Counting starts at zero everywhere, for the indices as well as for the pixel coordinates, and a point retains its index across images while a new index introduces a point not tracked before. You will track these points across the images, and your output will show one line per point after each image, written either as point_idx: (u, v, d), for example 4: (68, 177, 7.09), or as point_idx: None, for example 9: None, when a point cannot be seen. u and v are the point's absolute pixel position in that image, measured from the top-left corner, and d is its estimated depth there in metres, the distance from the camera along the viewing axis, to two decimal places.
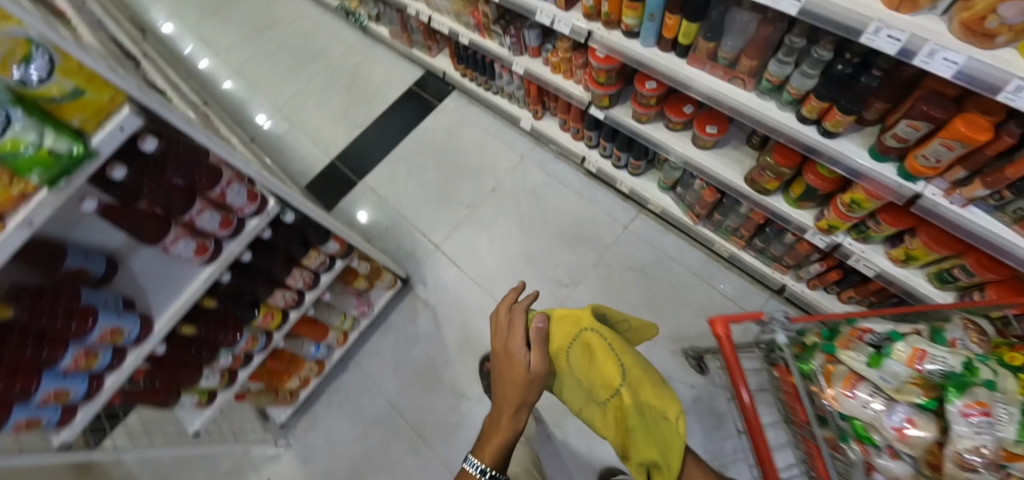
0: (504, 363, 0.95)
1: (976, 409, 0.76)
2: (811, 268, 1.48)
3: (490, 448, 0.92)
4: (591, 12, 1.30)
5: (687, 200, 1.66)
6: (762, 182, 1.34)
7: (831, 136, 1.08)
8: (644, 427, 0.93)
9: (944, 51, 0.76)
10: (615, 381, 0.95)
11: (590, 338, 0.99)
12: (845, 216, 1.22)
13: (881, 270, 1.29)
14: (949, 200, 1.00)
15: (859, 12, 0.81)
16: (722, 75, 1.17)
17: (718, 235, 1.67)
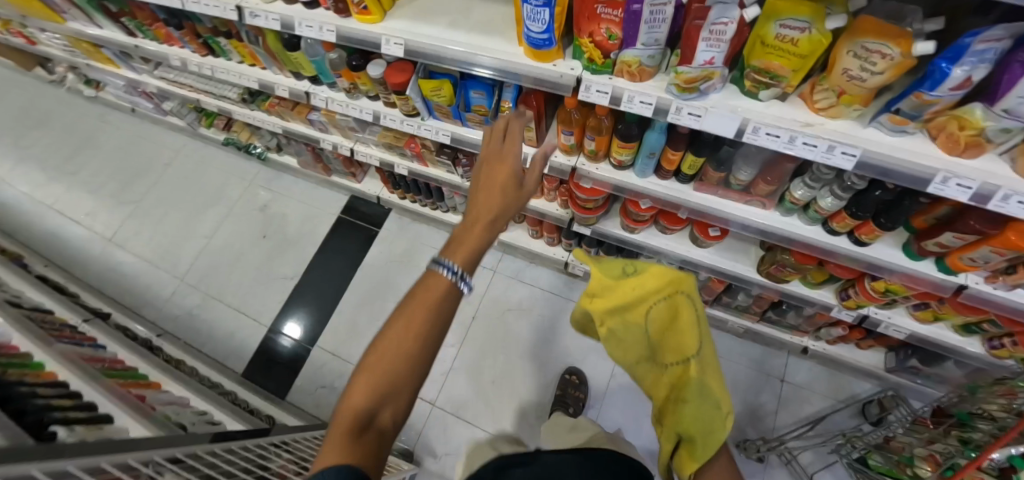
0: (492, 166, 0.77)
1: None
2: (832, 332, 1.46)
3: (462, 247, 0.67)
4: (571, 149, 1.13)
5: None
6: (782, 275, 1.27)
7: (864, 244, 1.03)
8: (701, 405, 0.82)
9: (1019, 195, 0.71)
10: (691, 349, 0.86)
11: (680, 301, 0.90)
12: (876, 298, 1.17)
13: (911, 332, 1.28)
14: (993, 286, 0.98)
15: (920, 162, 0.74)
16: (736, 196, 1.07)
17: (731, 314, 1.59)
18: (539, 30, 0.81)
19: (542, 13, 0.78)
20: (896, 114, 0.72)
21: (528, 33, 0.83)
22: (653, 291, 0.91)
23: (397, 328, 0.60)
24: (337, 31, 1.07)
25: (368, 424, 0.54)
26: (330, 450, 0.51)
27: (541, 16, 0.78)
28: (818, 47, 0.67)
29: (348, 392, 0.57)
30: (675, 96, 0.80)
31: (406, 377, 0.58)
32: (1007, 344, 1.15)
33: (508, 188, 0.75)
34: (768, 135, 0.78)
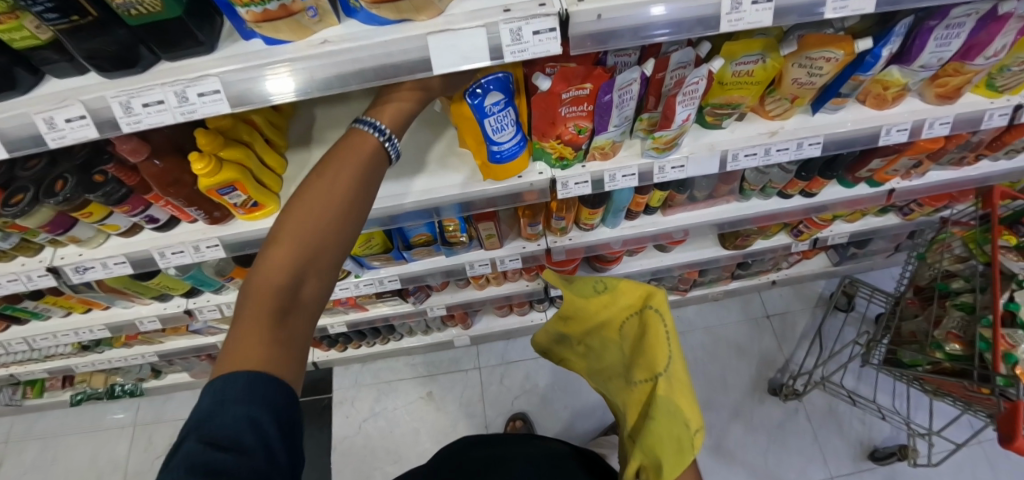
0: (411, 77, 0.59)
1: None
2: (789, 262, 1.57)
3: (396, 108, 0.57)
4: (537, 234, 1.04)
5: (667, 285, 1.55)
6: (748, 242, 1.31)
7: (811, 195, 1.12)
8: (665, 419, 0.65)
9: (938, 119, 0.83)
10: (659, 363, 0.68)
11: (648, 316, 0.73)
12: (822, 225, 1.28)
13: (848, 233, 1.37)
14: (911, 179, 1.12)
15: (867, 125, 0.81)
16: (703, 204, 1.09)
17: (706, 288, 1.64)
18: (509, 138, 0.71)
19: (507, 115, 0.67)
20: (837, 97, 0.78)
21: (498, 150, 0.72)
22: (626, 307, 0.79)
23: (316, 185, 0.48)
24: (223, 241, 0.84)
25: (292, 300, 0.43)
26: (245, 336, 0.40)
27: (507, 121, 0.68)
28: (771, 73, 0.69)
29: (262, 258, 0.44)
30: (655, 159, 0.77)
31: (330, 247, 0.47)
32: (915, 208, 1.29)
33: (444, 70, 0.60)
34: (748, 157, 0.80)
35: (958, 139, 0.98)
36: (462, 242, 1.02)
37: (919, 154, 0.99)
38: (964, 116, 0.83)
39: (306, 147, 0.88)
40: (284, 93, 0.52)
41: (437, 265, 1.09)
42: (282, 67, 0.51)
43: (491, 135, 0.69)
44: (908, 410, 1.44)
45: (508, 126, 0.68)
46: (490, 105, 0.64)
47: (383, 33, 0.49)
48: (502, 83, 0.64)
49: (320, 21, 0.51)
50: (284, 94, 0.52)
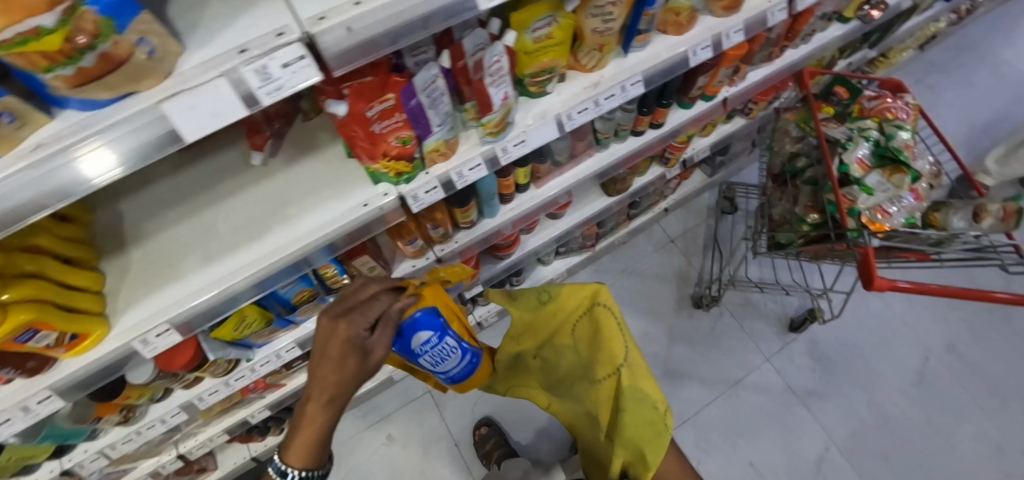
0: (327, 354, 0.66)
1: (914, 194, 1.07)
2: (672, 186, 1.60)
3: (309, 420, 0.67)
4: (421, 250, 1.00)
5: (574, 247, 1.56)
6: (626, 184, 1.37)
7: (659, 126, 1.17)
8: (636, 406, 0.82)
9: (731, 29, 0.90)
10: (620, 358, 0.84)
11: (599, 315, 0.88)
12: (683, 147, 1.35)
13: (707, 146, 1.48)
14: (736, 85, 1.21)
15: (674, 52, 0.86)
16: (568, 166, 1.11)
17: (611, 236, 1.64)
18: (453, 362, 0.88)
19: (443, 347, 0.84)
20: (640, 34, 0.82)
21: (448, 375, 0.89)
22: (575, 310, 0.93)
23: None
24: (56, 390, 0.69)
25: None
26: None
27: (446, 350, 0.85)
28: (568, 29, 0.71)
29: None
30: (494, 143, 0.76)
31: None
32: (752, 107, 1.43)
33: (352, 363, 0.67)
34: (581, 113, 0.81)
35: (758, 39, 1.08)
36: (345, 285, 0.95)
37: (731, 62, 1.08)
38: (750, 19, 0.91)
39: (124, 251, 0.76)
40: (104, 172, 0.44)
41: None
42: (83, 146, 0.43)
43: (436, 367, 0.86)
44: (807, 279, 1.61)
45: (448, 356, 0.85)
46: (423, 347, 0.81)
47: (108, 116, 0.42)
48: (427, 323, 0.79)
49: (23, 124, 0.42)
50: (58, 197, 0.44)
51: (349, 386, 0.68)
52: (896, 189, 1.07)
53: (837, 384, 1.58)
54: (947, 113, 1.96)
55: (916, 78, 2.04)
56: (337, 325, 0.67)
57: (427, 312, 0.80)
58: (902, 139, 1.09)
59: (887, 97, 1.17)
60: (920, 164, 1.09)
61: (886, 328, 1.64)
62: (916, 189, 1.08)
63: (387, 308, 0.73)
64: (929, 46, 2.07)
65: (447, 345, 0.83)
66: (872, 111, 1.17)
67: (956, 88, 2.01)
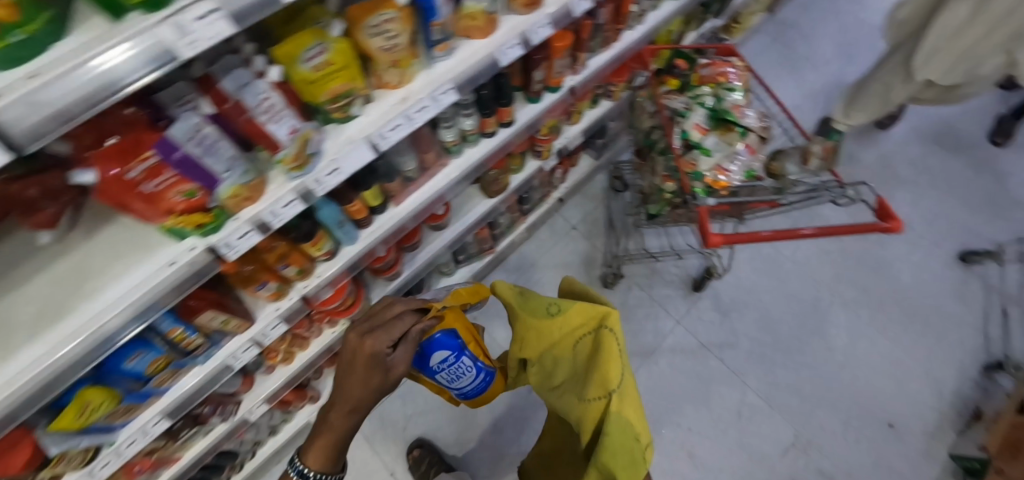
0: (356, 360, 0.85)
1: (746, 148, 1.12)
2: (558, 175, 1.63)
3: (333, 423, 0.87)
4: (279, 291, 0.97)
5: (474, 253, 1.56)
6: (502, 183, 1.38)
7: (511, 123, 1.18)
8: (617, 433, 0.72)
9: (536, 24, 0.92)
10: (613, 380, 0.76)
11: (605, 336, 0.82)
12: (549, 138, 1.38)
13: (579, 132, 1.52)
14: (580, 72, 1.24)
15: (480, 56, 0.88)
16: (425, 179, 1.09)
17: (510, 235, 1.65)
18: (467, 379, 1.11)
19: (458, 364, 1.07)
20: (438, 44, 0.82)
21: (462, 389, 1.14)
22: (579, 327, 0.88)
23: None
24: None
25: None
26: None
27: (461, 367, 1.08)
28: (346, 52, 0.70)
29: None
30: (302, 177, 0.75)
31: None
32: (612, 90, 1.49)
33: (374, 377, 0.85)
34: (393, 130, 0.81)
35: (585, 26, 1.12)
36: (202, 345, 0.90)
37: (560, 52, 1.10)
38: (554, 12, 0.94)
39: None
40: None
41: (199, 377, 0.97)
42: None
43: (451, 381, 1.11)
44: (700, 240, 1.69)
45: (463, 373, 1.09)
46: (440, 360, 1.05)
47: None
48: (446, 341, 1.03)
49: None
50: None
51: (372, 393, 0.86)
52: (730, 147, 1.12)
53: (743, 330, 1.68)
54: (803, 65, 2.14)
55: (772, 37, 2.20)
56: (363, 343, 0.85)
57: (448, 332, 1.04)
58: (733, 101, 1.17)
59: (719, 64, 1.26)
60: (749, 119, 1.15)
61: (778, 269, 1.76)
62: (749, 144, 1.13)
63: (407, 327, 0.92)
64: (780, 6, 2.25)
65: (463, 362, 1.07)
66: (708, 78, 1.25)
67: (808, 41, 2.19)
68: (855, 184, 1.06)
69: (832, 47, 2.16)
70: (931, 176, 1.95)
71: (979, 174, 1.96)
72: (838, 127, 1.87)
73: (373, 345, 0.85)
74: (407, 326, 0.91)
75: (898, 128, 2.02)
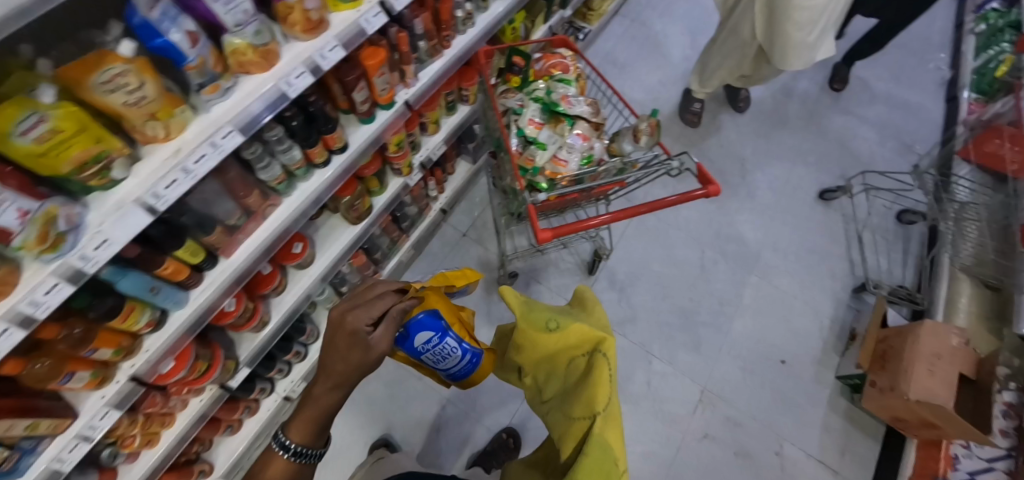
0: (343, 332, 0.81)
1: (580, 136, 1.14)
2: (432, 187, 1.62)
3: (320, 396, 0.80)
4: (98, 378, 0.87)
5: (358, 281, 1.52)
6: (363, 208, 1.34)
7: (347, 147, 1.15)
8: (596, 455, 0.72)
9: (323, 48, 0.87)
10: (599, 403, 0.77)
11: (598, 360, 0.83)
12: (403, 154, 1.36)
13: (441, 142, 1.52)
14: (413, 84, 1.22)
15: (261, 92, 0.82)
16: (255, 224, 1.03)
17: (396, 256, 1.62)
18: (453, 360, 1.14)
19: (442, 343, 1.09)
20: (204, 87, 0.77)
21: (448, 368, 1.15)
22: (576, 346, 0.90)
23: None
24: None
25: None
26: None
27: (445, 346, 1.10)
28: (77, 115, 0.62)
29: None
30: (63, 257, 0.67)
31: None
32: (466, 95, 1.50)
33: (355, 353, 0.80)
34: (170, 186, 0.75)
35: (400, 39, 1.09)
36: (4, 460, 0.74)
37: (378, 70, 1.06)
38: (344, 34, 0.90)
39: None
40: None
41: None
42: None
43: (435, 361, 1.12)
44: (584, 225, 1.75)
45: (447, 354, 1.11)
46: (421, 339, 1.07)
47: None
48: (429, 321, 1.06)
49: None
50: None
51: (357, 365, 0.79)
52: (563, 137, 1.13)
53: (640, 301, 1.78)
54: (658, 44, 2.36)
55: (630, 21, 2.42)
56: (345, 318, 0.82)
57: (428, 311, 1.07)
58: (563, 91, 1.19)
59: (551, 57, 1.28)
60: (579, 107, 1.16)
61: (664, 236, 1.90)
62: (581, 132, 1.14)
63: (391, 305, 0.88)
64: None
65: (446, 343, 1.09)
66: (543, 72, 1.26)
67: (660, 23, 2.42)
68: (680, 155, 1.11)
69: (680, 30, 2.42)
70: (785, 128, 2.18)
71: (825, 118, 2.20)
72: (698, 95, 2.07)
73: (360, 321, 0.82)
74: (390, 305, 0.88)
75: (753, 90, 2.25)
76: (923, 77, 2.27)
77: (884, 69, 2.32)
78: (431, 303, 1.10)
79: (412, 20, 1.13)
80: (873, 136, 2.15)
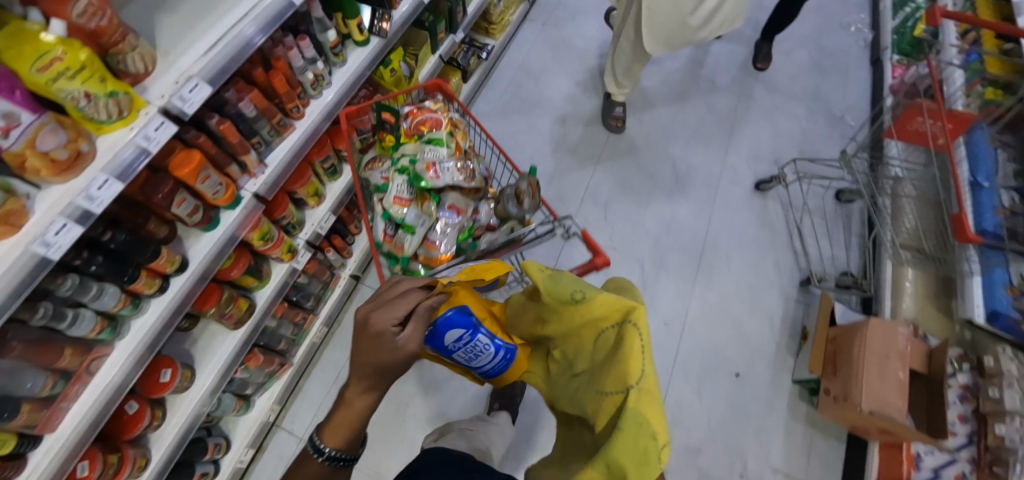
0: (371, 337, 0.70)
1: (455, 210, 0.97)
2: (333, 259, 1.46)
3: (355, 398, 0.71)
4: None
5: (262, 380, 1.36)
6: (240, 313, 1.17)
7: (189, 262, 0.98)
8: (632, 429, 0.54)
9: (89, 186, 0.69)
10: (631, 374, 0.60)
11: (629, 331, 0.66)
12: (277, 243, 1.19)
13: (329, 212, 1.35)
14: (260, 173, 1.04)
15: (8, 263, 0.63)
16: (81, 384, 0.85)
17: (305, 340, 1.47)
18: (486, 358, 0.95)
19: (474, 342, 0.93)
20: None
21: (482, 369, 0.97)
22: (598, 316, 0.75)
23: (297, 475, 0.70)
24: None
25: None
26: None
27: (478, 346, 0.93)
28: None
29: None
30: None
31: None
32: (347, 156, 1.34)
33: (382, 354, 0.69)
34: None
35: (224, 130, 0.93)
36: None
37: (197, 175, 0.89)
38: (117, 162, 0.72)
39: None
40: None
41: None
42: None
43: (468, 361, 0.96)
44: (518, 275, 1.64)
45: (480, 351, 0.93)
46: (451, 339, 0.91)
47: None
48: (457, 318, 0.89)
49: None
50: None
51: (383, 368, 0.69)
52: (431, 216, 0.97)
53: None
54: (573, 44, 2.24)
55: (542, 24, 2.28)
56: (370, 322, 0.71)
57: (457, 309, 0.90)
58: (432, 156, 1.03)
59: (418, 111, 1.11)
60: (448, 171, 0.99)
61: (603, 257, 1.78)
62: (455, 205, 0.97)
63: (415, 303, 0.75)
64: None
65: (479, 341, 0.92)
66: (413, 131, 1.10)
67: (574, 21, 2.30)
68: (565, 219, 0.98)
69: (597, 25, 2.29)
70: (709, 119, 2.14)
71: (748, 102, 2.19)
72: (618, 99, 2.00)
73: (389, 315, 0.71)
74: (418, 301, 0.76)
75: (672, 81, 2.20)
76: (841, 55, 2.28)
77: (793, 45, 2.35)
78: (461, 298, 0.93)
79: (239, 104, 0.96)
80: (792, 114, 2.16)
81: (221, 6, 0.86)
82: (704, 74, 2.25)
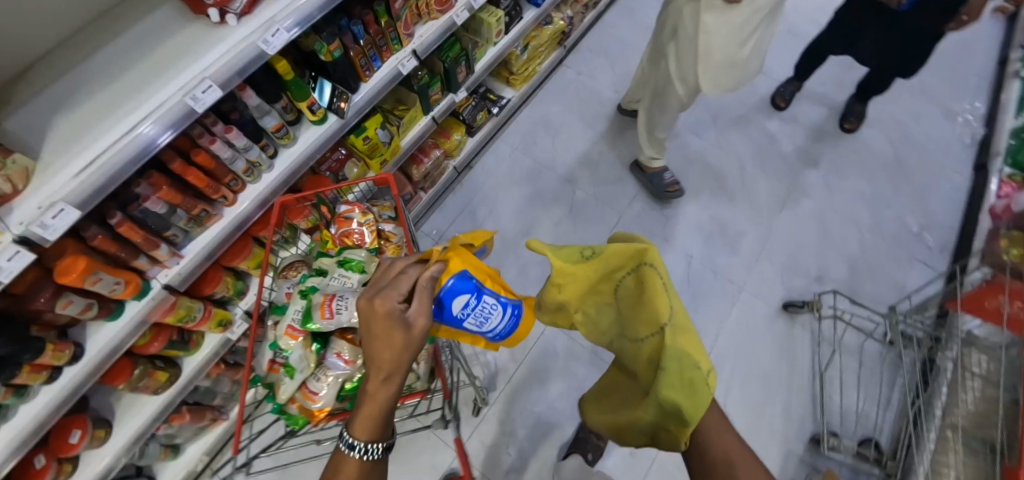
0: (377, 317, 0.64)
1: (343, 355, 0.86)
2: None
3: (378, 389, 0.63)
4: None
5: (193, 431, 1.37)
6: (158, 384, 1.16)
7: (86, 349, 0.96)
8: (676, 367, 0.61)
9: None
10: (664, 315, 0.65)
11: (647, 275, 0.68)
12: (203, 320, 1.15)
13: None
14: (173, 264, 1.00)
15: None
16: None
17: None
18: (498, 320, 0.78)
19: (483, 304, 0.76)
20: None
21: (495, 333, 0.80)
22: (615, 269, 0.73)
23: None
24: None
25: None
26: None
27: (487, 311, 0.76)
28: None
29: None
30: None
31: None
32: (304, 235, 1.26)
33: (398, 335, 0.63)
34: None
35: (124, 232, 0.86)
36: None
37: (85, 280, 0.84)
38: None
39: None
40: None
41: None
42: None
43: (480, 328, 0.78)
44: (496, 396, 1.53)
45: (491, 315, 0.76)
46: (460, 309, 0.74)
47: None
48: (461, 286, 0.74)
49: None
50: None
51: (406, 349, 0.62)
52: (318, 361, 0.86)
53: (535, 441, 1.53)
54: (605, 100, 2.04)
55: (576, 72, 2.10)
56: (373, 302, 0.65)
57: (458, 275, 0.74)
58: (338, 284, 0.90)
59: (349, 221, 1.00)
60: (345, 308, 0.85)
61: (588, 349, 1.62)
62: (345, 354, 0.86)
63: (416, 276, 0.70)
64: (580, 38, 2.16)
65: (487, 302, 0.76)
66: (337, 240, 1.00)
67: (612, 73, 2.10)
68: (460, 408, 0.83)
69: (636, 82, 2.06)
70: (746, 208, 1.84)
71: (800, 195, 1.86)
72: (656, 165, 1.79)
73: (392, 296, 0.65)
74: (419, 275, 0.70)
75: (710, 159, 1.93)
76: (928, 158, 1.90)
77: (872, 133, 1.97)
78: (456, 265, 0.75)
79: (145, 202, 0.89)
80: (851, 220, 1.81)
81: (118, 112, 0.78)
82: (752, 152, 1.95)
